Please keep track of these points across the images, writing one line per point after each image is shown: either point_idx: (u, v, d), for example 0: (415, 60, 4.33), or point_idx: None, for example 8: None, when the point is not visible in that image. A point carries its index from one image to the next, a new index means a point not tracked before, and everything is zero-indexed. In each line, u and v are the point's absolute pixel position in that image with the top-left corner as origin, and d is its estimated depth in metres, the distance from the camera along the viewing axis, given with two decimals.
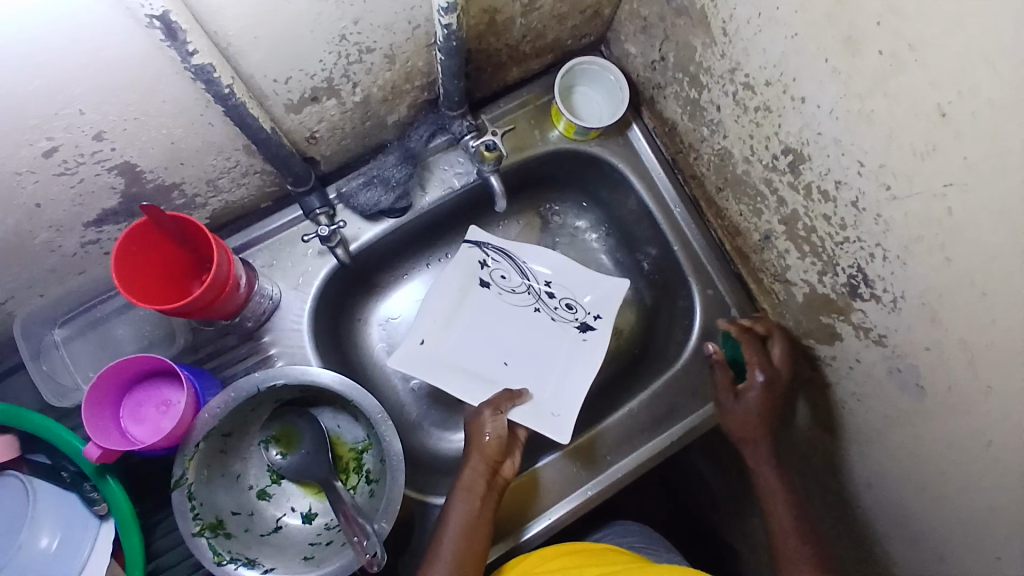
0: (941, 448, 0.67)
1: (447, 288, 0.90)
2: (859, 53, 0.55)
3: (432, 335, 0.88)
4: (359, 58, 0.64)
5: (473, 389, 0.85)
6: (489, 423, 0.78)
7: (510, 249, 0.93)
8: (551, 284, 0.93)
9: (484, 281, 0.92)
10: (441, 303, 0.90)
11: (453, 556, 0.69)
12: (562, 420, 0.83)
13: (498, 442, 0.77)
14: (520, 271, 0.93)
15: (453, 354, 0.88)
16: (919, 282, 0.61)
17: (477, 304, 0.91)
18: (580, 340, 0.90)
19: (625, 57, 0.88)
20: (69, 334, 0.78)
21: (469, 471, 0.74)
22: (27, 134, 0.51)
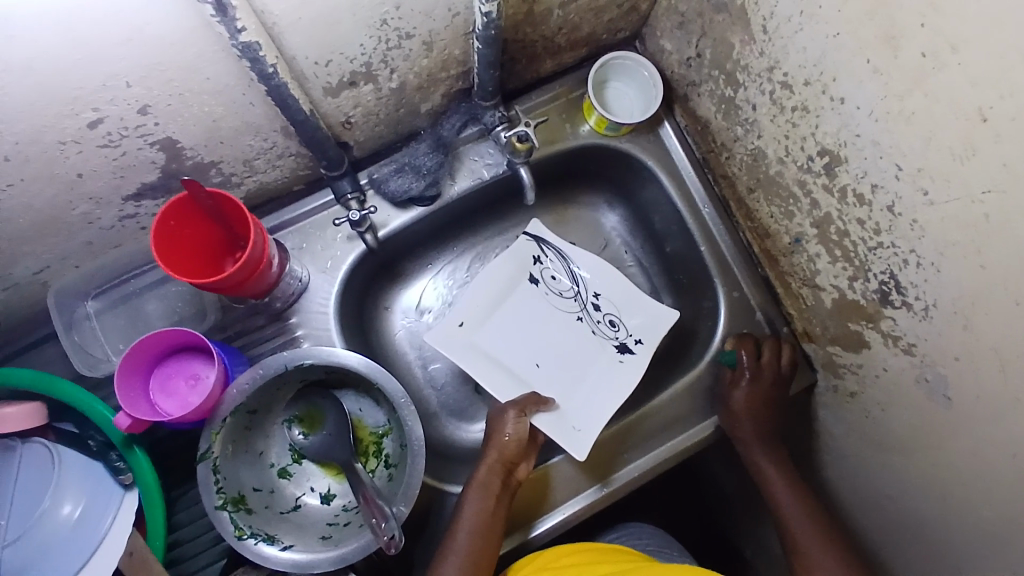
0: (967, 459, 0.65)
1: (495, 280, 0.93)
2: (901, 54, 0.55)
3: (471, 320, 0.91)
4: (398, 44, 0.65)
5: (501, 385, 0.87)
6: (507, 422, 0.79)
7: (566, 250, 0.95)
8: (598, 296, 0.94)
9: (534, 278, 0.94)
10: (487, 292, 0.92)
11: (467, 552, 0.70)
12: (581, 437, 0.83)
13: (518, 441, 0.78)
14: (572, 278, 0.95)
15: (487, 344, 0.89)
16: (953, 290, 0.60)
17: (520, 298, 0.92)
18: (618, 360, 0.90)
19: (660, 53, 0.87)
20: (101, 307, 0.80)
21: (484, 470, 0.75)
22: (73, 105, 0.52)
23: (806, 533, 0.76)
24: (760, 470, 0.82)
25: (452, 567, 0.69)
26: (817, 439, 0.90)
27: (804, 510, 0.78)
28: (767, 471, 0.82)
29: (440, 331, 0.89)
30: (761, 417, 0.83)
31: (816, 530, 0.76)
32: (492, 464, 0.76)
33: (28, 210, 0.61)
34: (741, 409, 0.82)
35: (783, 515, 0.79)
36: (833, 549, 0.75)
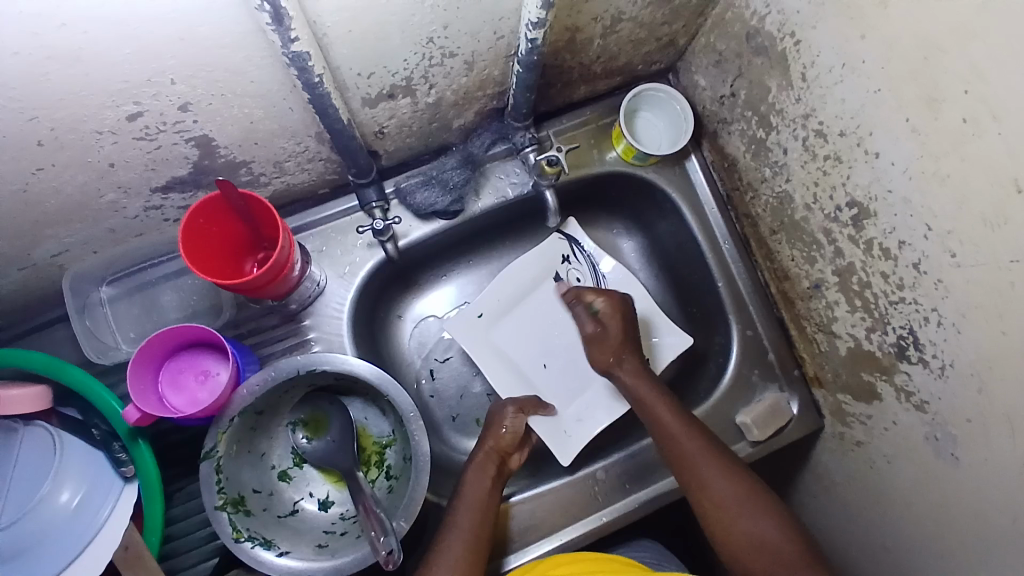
0: (970, 522, 0.65)
1: (518, 275, 0.93)
2: (942, 117, 0.55)
3: (490, 313, 0.92)
4: (440, 62, 0.65)
5: (504, 381, 0.89)
6: (507, 417, 0.81)
7: (597, 258, 0.94)
8: None
9: (558, 277, 0.93)
10: (511, 286, 0.92)
11: (466, 533, 0.69)
12: (571, 441, 0.86)
13: (512, 434, 0.79)
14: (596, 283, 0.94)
15: (500, 340, 0.91)
16: (972, 352, 0.60)
17: (539, 299, 0.93)
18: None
19: (693, 88, 0.88)
20: (114, 293, 0.79)
21: (480, 456, 0.76)
22: (117, 98, 0.52)
23: (699, 454, 0.73)
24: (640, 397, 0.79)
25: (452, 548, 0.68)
26: (817, 483, 0.89)
27: (691, 431, 0.75)
28: (647, 395, 0.78)
29: (460, 319, 0.91)
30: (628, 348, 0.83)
31: (705, 449, 0.74)
32: (485, 453, 0.77)
33: (57, 195, 0.61)
34: (620, 337, 0.83)
35: (671, 440, 0.75)
36: (731, 471, 0.72)
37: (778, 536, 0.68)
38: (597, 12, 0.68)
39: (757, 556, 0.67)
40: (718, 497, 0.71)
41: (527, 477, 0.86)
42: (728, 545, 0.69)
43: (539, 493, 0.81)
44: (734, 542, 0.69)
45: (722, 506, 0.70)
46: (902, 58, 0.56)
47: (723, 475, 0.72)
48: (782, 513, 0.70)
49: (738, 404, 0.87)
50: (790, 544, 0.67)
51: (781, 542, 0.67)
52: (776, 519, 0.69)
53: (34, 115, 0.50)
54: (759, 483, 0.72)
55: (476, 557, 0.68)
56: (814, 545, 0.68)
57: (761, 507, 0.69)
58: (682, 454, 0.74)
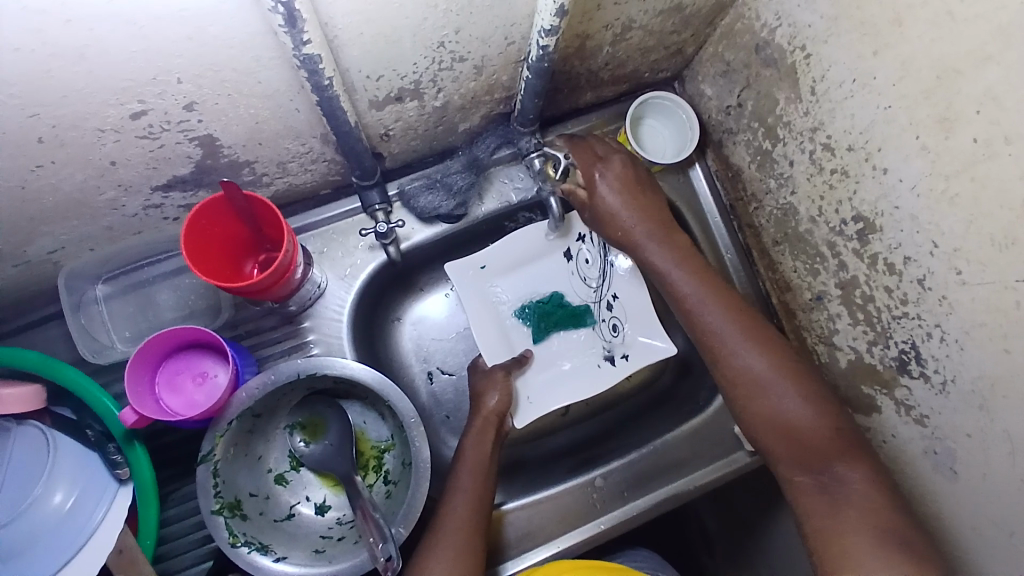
0: (967, 535, 0.66)
1: (531, 238, 0.89)
2: (953, 137, 0.55)
3: (494, 267, 0.90)
4: (449, 66, 0.64)
5: (490, 343, 0.88)
6: (496, 387, 0.82)
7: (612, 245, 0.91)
8: (615, 298, 0.90)
9: (568, 253, 0.91)
10: (521, 247, 0.89)
11: (471, 493, 0.72)
12: (530, 410, 0.85)
13: (502, 400, 0.81)
14: (603, 270, 0.91)
15: (495, 296, 0.90)
16: (974, 370, 0.60)
17: (542, 268, 0.91)
18: (596, 364, 0.89)
19: (699, 97, 0.88)
20: (110, 291, 0.78)
21: (479, 417, 0.80)
22: (121, 95, 0.51)
23: (725, 329, 0.74)
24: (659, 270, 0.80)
25: (460, 505, 0.71)
26: None
27: (717, 303, 0.76)
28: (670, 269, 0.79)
29: (462, 264, 0.88)
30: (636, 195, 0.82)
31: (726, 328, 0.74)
32: (481, 420, 0.79)
33: (55, 192, 0.59)
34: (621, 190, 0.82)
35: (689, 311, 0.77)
36: (761, 345, 0.73)
37: (805, 418, 0.68)
38: (609, 20, 0.68)
39: (786, 436, 0.69)
40: (745, 375, 0.72)
41: (523, 483, 0.86)
42: (750, 422, 0.71)
43: (536, 501, 0.81)
44: (758, 419, 0.71)
45: (747, 382, 0.72)
46: (915, 78, 0.57)
47: (750, 347, 0.73)
48: (809, 390, 0.70)
49: None
50: (817, 424, 0.68)
51: (807, 423, 0.68)
52: (804, 397, 0.69)
53: (35, 111, 0.49)
54: (790, 355, 0.72)
55: (480, 515, 0.71)
56: (843, 419, 0.68)
57: (785, 384, 0.70)
58: (706, 327, 0.75)
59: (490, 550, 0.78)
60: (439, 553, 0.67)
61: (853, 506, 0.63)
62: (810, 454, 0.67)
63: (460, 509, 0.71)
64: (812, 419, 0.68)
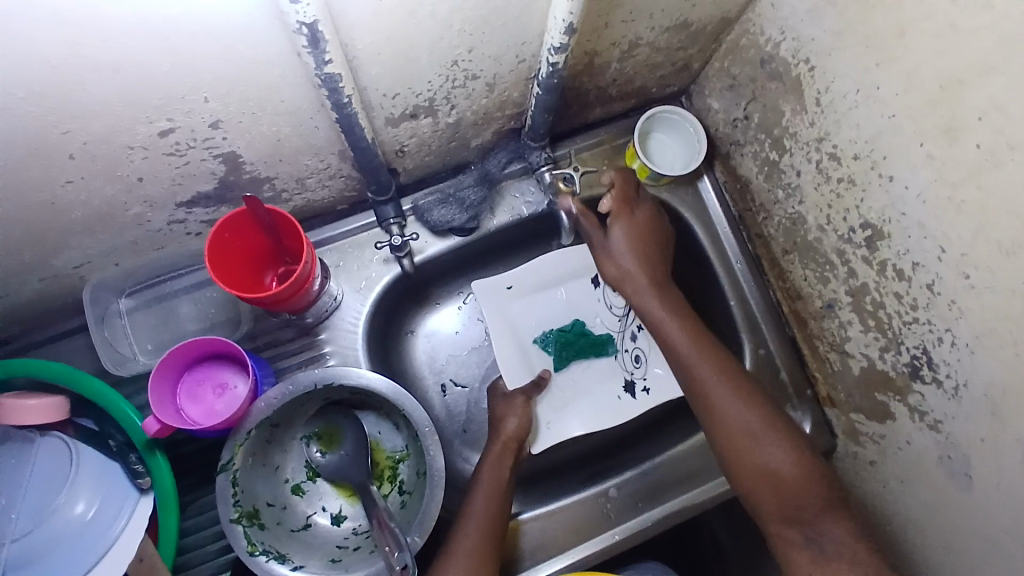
0: (984, 544, 0.65)
1: (560, 263, 0.93)
2: (957, 144, 0.56)
3: (519, 288, 0.92)
4: (463, 83, 0.67)
5: (510, 366, 0.89)
6: (515, 413, 0.83)
7: None
8: (642, 329, 0.92)
9: (596, 280, 0.93)
10: (548, 270, 0.93)
11: (483, 516, 0.72)
12: (546, 435, 0.87)
13: (521, 425, 0.82)
14: None
15: (518, 317, 0.92)
16: (985, 376, 0.61)
17: (568, 292, 0.93)
18: (617, 395, 0.90)
19: (706, 111, 0.90)
20: (134, 305, 0.80)
21: (496, 444, 0.80)
22: (151, 113, 0.53)
23: (715, 382, 0.76)
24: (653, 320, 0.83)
25: (471, 529, 0.71)
26: None
27: (710, 358, 0.78)
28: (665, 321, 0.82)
29: (489, 283, 0.92)
30: (647, 242, 0.85)
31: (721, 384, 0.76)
32: (500, 446, 0.80)
33: (84, 206, 0.62)
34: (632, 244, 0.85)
35: (686, 365, 0.79)
36: (747, 396, 0.75)
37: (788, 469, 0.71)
38: (617, 37, 0.70)
39: (773, 488, 0.71)
40: (733, 425, 0.74)
41: (537, 495, 0.86)
42: (738, 472, 0.73)
43: (550, 511, 0.81)
44: (744, 471, 0.73)
45: (736, 432, 0.74)
46: (918, 87, 0.58)
47: (737, 400, 0.75)
48: (795, 445, 0.73)
49: None
50: (799, 476, 0.71)
51: (791, 474, 0.71)
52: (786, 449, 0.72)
53: (68, 128, 0.51)
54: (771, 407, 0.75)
55: (491, 539, 0.71)
56: (825, 473, 0.72)
57: (774, 440, 0.73)
58: (699, 382, 0.77)
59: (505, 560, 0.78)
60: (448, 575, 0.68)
61: (838, 560, 0.67)
62: (794, 503, 0.70)
63: (471, 534, 0.71)
64: (795, 471, 0.71)
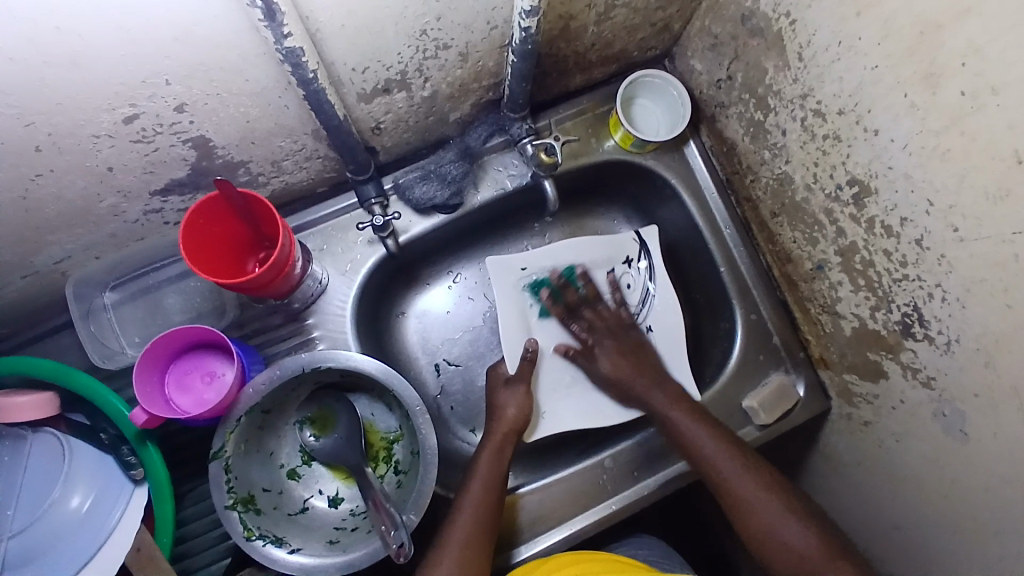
0: (982, 498, 0.65)
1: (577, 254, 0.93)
2: (940, 92, 0.55)
3: (533, 270, 0.92)
4: (434, 54, 0.65)
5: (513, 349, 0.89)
6: (515, 401, 0.83)
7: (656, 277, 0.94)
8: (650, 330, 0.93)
9: (612, 272, 0.94)
10: (564, 257, 0.93)
11: (478, 503, 0.72)
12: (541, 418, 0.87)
13: (520, 415, 0.81)
14: (642, 299, 0.94)
15: (526, 299, 0.92)
16: (977, 328, 0.60)
17: (581, 280, 0.94)
18: None
19: (690, 73, 0.88)
20: (118, 298, 0.79)
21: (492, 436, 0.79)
22: (113, 100, 0.52)
23: (717, 455, 0.75)
24: (660, 413, 0.80)
25: (465, 515, 0.71)
26: (826, 463, 0.90)
27: (714, 436, 0.76)
28: (669, 412, 0.80)
29: (505, 263, 0.91)
30: (636, 363, 0.86)
31: (717, 451, 0.75)
32: (499, 437, 0.79)
33: (57, 201, 0.61)
34: (617, 341, 0.88)
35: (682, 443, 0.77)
36: (754, 470, 0.74)
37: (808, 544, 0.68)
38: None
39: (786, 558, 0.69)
40: (744, 500, 0.72)
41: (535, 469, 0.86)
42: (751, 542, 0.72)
43: (548, 483, 0.81)
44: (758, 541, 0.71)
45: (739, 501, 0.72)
46: (898, 35, 0.57)
47: (745, 473, 0.73)
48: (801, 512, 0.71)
49: (742, 389, 0.87)
50: (820, 550, 0.68)
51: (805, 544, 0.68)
52: (803, 524, 0.70)
53: (30, 120, 0.50)
54: (780, 478, 0.74)
55: (487, 525, 0.70)
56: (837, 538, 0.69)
57: (777, 505, 0.71)
58: (698, 454, 0.76)
59: (505, 533, 0.78)
60: (446, 562, 0.68)
61: None
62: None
63: (465, 521, 0.70)
64: (813, 550, 0.68)
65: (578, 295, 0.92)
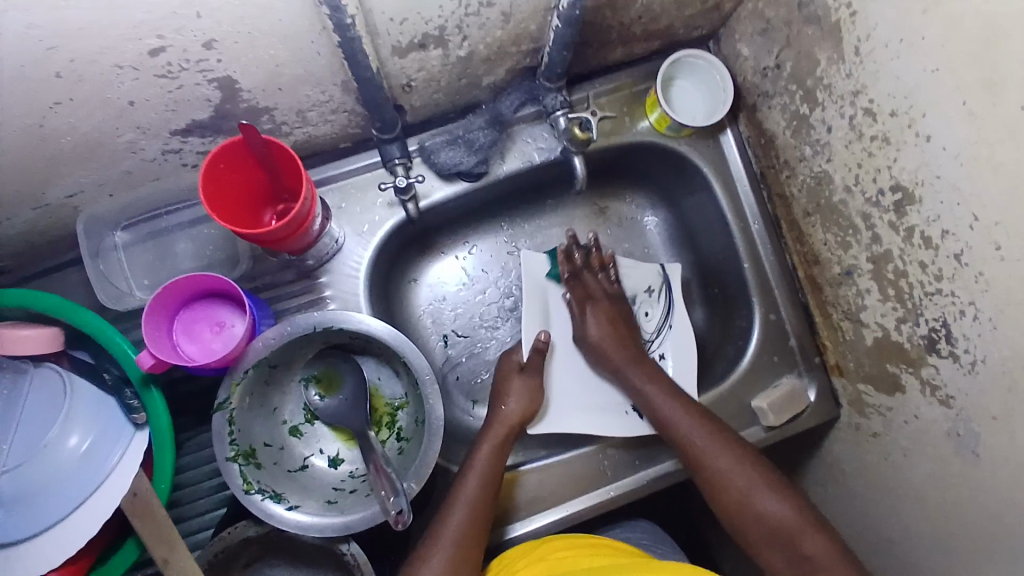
0: (985, 520, 0.65)
1: (607, 267, 0.93)
2: (1002, 102, 0.53)
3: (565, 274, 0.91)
4: (476, 11, 0.62)
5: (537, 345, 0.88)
6: (513, 396, 0.80)
7: (674, 307, 0.92)
8: (664, 358, 0.90)
9: (632, 299, 0.93)
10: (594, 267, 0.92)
11: (472, 502, 0.69)
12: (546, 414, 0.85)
13: (520, 411, 0.79)
14: (659, 327, 0.92)
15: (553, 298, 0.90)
16: (1005, 350, 0.58)
17: None
18: (623, 412, 0.85)
19: (735, 58, 0.84)
20: (130, 239, 0.78)
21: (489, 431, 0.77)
22: (139, 29, 0.49)
23: (699, 438, 0.74)
24: (639, 390, 0.81)
25: (459, 514, 0.69)
26: (825, 471, 0.89)
27: (687, 412, 0.76)
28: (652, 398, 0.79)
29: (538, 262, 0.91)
30: (621, 336, 0.85)
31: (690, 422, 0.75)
32: (498, 431, 0.76)
33: (72, 131, 0.58)
34: (609, 307, 0.87)
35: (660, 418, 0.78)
36: (733, 451, 0.73)
37: (783, 514, 0.68)
38: None
39: (767, 533, 0.68)
40: (719, 476, 0.71)
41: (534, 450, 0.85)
42: (733, 521, 0.70)
43: (547, 465, 0.80)
44: (739, 518, 0.70)
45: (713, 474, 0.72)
46: (965, 37, 0.54)
47: (723, 450, 0.73)
48: (777, 485, 0.70)
49: (751, 390, 0.86)
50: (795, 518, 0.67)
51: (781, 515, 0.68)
52: (775, 492, 0.69)
53: (53, 44, 0.48)
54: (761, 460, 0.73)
55: (480, 526, 0.69)
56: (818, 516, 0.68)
57: (755, 480, 0.70)
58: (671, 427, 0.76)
59: (499, 511, 0.78)
60: (433, 564, 0.66)
61: None
62: (797, 552, 0.66)
63: (458, 521, 0.68)
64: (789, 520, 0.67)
65: (584, 257, 0.90)
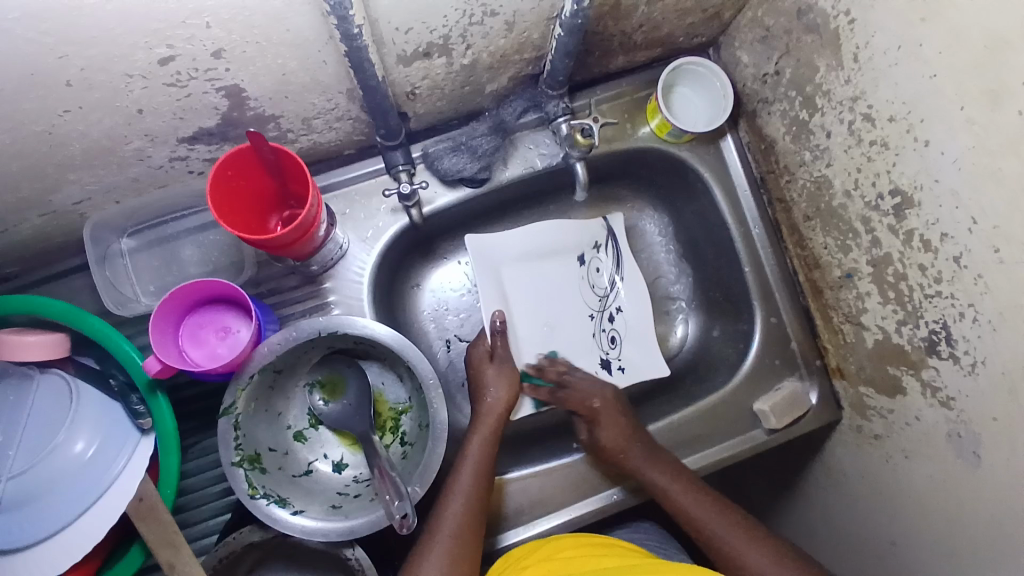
0: (986, 523, 0.65)
1: (553, 238, 0.92)
2: (1001, 109, 0.53)
3: (512, 253, 0.90)
4: (480, 20, 0.63)
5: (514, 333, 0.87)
6: (496, 385, 0.79)
7: (623, 254, 0.97)
8: (620, 310, 0.95)
9: (583, 258, 0.94)
10: (540, 240, 0.92)
11: (469, 492, 0.70)
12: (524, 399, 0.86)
13: (502, 401, 0.78)
14: (610, 282, 0.96)
15: (508, 277, 0.89)
16: (1005, 353, 0.59)
17: (558, 263, 0.93)
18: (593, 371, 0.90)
19: (735, 65, 0.85)
20: (136, 245, 0.78)
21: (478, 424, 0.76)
22: (150, 38, 0.50)
23: (710, 516, 0.73)
24: (652, 484, 0.76)
25: (455, 505, 0.69)
26: (827, 475, 0.89)
27: (694, 491, 0.75)
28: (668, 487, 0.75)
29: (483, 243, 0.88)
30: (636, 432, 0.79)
31: (698, 501, 0.74)
32: (489, 421, 0.76)
33: (82, 138, 0.59)
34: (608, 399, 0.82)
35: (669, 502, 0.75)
36: (740, 523, 0.72)
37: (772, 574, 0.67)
38: None
39: None
40: (732, 553, 0.70)
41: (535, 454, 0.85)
42: None
43: (549, 468, 0.81)
44: None
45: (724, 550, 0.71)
46: (964, 45, 0.55)
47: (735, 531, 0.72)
48: (767, 543, 0.70)
49: (753, 394, 0.86)
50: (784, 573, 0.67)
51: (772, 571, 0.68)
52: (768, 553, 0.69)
53: (65, 52, 0.49)
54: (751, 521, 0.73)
55: (478, 517, 0.69)
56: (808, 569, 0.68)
57: (750, 541, 0.70)
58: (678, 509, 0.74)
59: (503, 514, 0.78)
60: (432, 558, 0.66)
61: None
62: None
63: (455, 512, 0.69)
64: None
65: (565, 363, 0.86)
